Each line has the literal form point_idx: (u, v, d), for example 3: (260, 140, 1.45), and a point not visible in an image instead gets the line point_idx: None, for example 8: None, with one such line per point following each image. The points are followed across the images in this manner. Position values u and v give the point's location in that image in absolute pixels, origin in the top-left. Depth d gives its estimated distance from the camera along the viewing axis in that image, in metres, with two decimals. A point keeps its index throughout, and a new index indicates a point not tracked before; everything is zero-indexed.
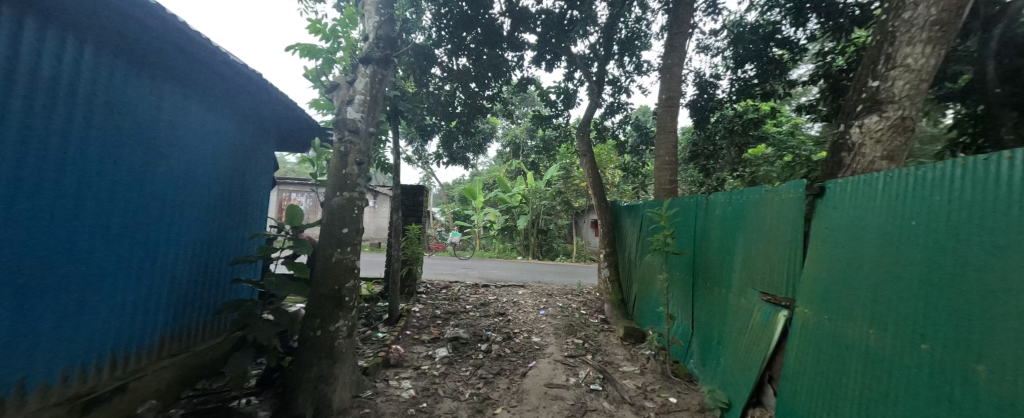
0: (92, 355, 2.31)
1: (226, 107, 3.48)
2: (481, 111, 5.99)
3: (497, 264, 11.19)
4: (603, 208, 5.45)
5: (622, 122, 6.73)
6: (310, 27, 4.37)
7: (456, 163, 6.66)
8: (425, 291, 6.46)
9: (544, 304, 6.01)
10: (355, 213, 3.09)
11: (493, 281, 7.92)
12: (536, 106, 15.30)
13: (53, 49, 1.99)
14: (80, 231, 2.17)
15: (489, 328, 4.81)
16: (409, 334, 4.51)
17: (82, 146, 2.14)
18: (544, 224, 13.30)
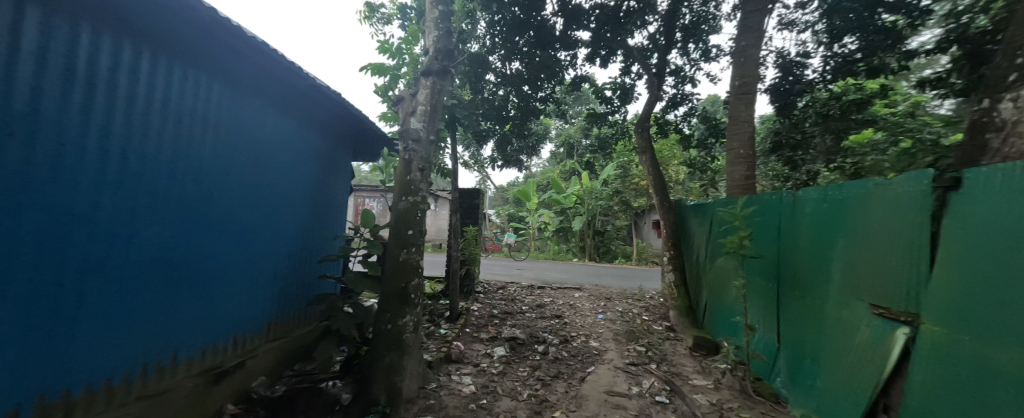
0: (210, 338, 2.70)
1: (313, 126, 3.87)
2: (534, 113, 5.98)
3: (553, 266, 11.11)
4: (667, 207, 5.12)
5: (687, 114, 6.29)
6: (380, 48, 4.70)
7: (510, 166, 6.72)
8: (482, 291, 6.61)
9: (603, 309, 5.81)
10: (419, 215, 3.23)
11: (548, 282, 7.86)
12: (591, 105, 14.91)
13: (182, 83, 2.36)
14: (201, 234, 2.55)
15: (546, 330, 4.75)
16: (469, 332, 4.62)
17: (202, 163, 2.51)
18: (601, 225, 12.93)
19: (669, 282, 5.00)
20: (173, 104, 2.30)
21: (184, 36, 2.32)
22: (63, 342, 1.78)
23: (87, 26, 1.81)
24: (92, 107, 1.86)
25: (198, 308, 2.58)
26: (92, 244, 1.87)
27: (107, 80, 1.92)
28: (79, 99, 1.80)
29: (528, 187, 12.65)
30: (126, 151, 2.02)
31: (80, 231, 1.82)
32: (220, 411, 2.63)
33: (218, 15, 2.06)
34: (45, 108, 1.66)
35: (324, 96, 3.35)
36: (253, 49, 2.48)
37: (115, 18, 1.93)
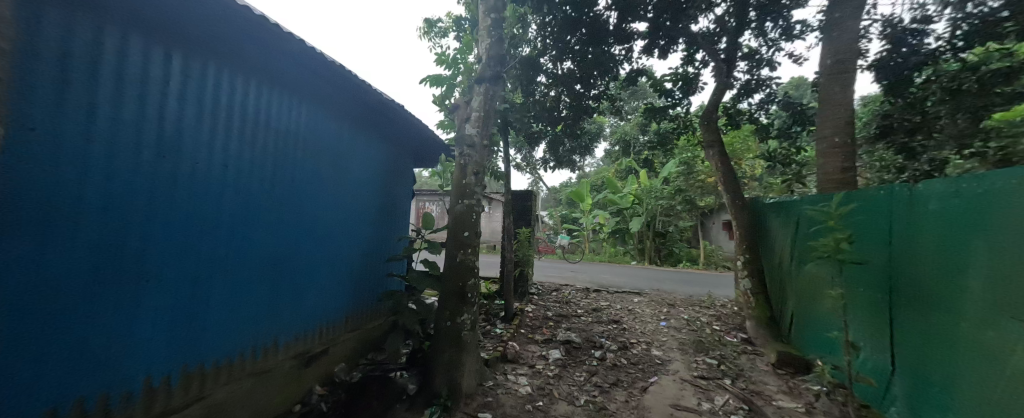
0: (290, 328, 3.01)
1: (379, 135, 4.15)
2: (586, 112, 5.83)
3: (609, 269, 10.76)
4: (739, 206, 4.67)
5: (763, 102, 5.70)
6: (437, 60, 4.91)
7: (562, 166, 6.62)
8: (536, 293, 6.57)
9: (665, 315, 5.47)
10: (474, 218, 3.28)
11: (605, 286, 7.61)
12: (648, 99, 14.18)
13: (265, 100, 2.71)
14: (281, 235, 2.87)
15: (603, 335, 4.57)
16: (524, 333, 4.60)
17: (280, 172, 2.85)
18: (662, 226, 12.22)
19: (744, 289, 4.55)
20: (268, 122, 2.73)
21: (277, 64, 2.75)
22: (174, 328, 2.13)
23: (209, 62, 2.27)
24: (210, 127, 2.30)
25: (287, 304, 2.97)
26: (194, 244, 2.21)
27: (207, 100, 2.28)
28: (188, 119, 2.15)
29: (581, 187, 12.35)
30: (233, 162, 2.46)
31: (184, 231, 2.15)
32: (308, 391, 3.12)
33: (300, 40, 2.41)
34: (179, 131, 2.10)
35: (390, 110, 3.68)
36: (329, 70, 2.84)
37: (227, 53, 2.38)
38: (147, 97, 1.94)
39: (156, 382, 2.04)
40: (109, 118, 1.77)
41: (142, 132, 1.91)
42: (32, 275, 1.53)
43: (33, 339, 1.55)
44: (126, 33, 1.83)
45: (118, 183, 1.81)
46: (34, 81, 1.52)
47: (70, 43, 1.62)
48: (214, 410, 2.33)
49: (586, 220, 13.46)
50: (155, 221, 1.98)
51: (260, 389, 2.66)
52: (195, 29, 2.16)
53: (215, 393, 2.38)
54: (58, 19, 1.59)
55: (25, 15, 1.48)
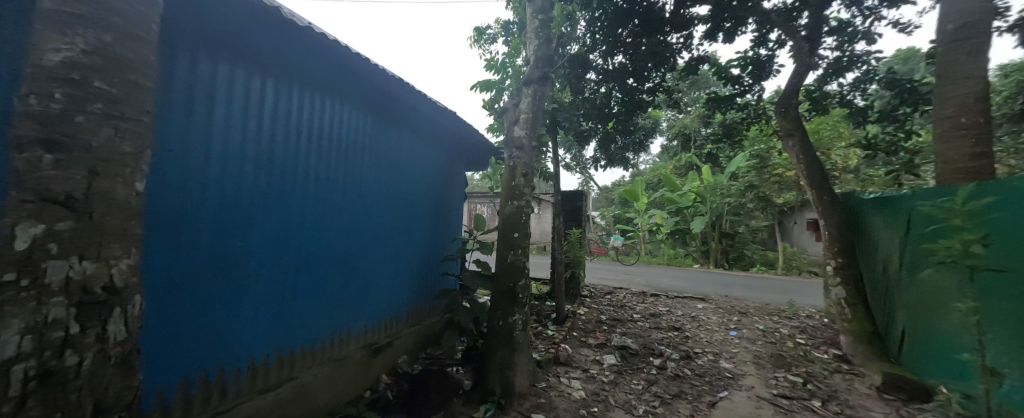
0: (361, 322, 3.24)
1: (437, 142, 4.33)
2: (640, 107, 5.53)
3: (668, 272, 10.16)
4: (827, 204, 4.14)
5: (857, 83, 5.03)
6: (487, 65, 4.96)
7: (613, 165, 6.37)
8: (589, 295, 6.38)
9: (735, 324, 5.01)
10: (524, 219, 3.25)
11: (664, 290, 7.20)
12: (710, 88, 13.12)
13: (339, 116, 2.99)
14: (353, 238, 3.12)
15: (662, 342, 4.29)
16: (576, 336, 4.47)
17: (352, 179, 3.10)
18: (729, 225, 11.35)
19: (836, 297, 4.00)
20: (343, 136, 3.02)
21: (351, 84, 3.04)
22: (266, 316, 2.44)
23: (295, 86, 2.60)
24: (296, 143, 2.62)
25: (359, 302, 3.21)
26: (279, 244, 2.50)
27: (293, 119, 2.59)
28: (277, 136, 2.47)
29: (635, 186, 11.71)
30: (314, 173, 2.76)
31: (270, 232, 2.44)
32: (377, 379, 3.31)
33: (367, 59, 2.64)
34: (271, 147, 2.43)
35: (448, 119, 3.86)
36: (394, 86, 3.06)
37: (309, 77, 2.71)
38: (246, 119, 2.27)
39: (258, 362, 2.38)
40: (218, 137, 2.12)
41: (242, 150, 2.25)
42: (164, 268, 1.89)
43: (162, 322, 1.90)
44: (231, 67, 2.17)
45: (224, 194, 2.16)
46: (168, 113, 1.88)
47: (192, 81, 1.98)
48: (301, 391, 2.59)
49: (641, 220, 12.84)
50: (252, 226, 2.33)
51: (338, 374, 2.90)
52: (281, 58, 2.48)
53: (301, 375, 2.65)
54: (186, 61, 1.95)
55: (163, 60, 1.85)
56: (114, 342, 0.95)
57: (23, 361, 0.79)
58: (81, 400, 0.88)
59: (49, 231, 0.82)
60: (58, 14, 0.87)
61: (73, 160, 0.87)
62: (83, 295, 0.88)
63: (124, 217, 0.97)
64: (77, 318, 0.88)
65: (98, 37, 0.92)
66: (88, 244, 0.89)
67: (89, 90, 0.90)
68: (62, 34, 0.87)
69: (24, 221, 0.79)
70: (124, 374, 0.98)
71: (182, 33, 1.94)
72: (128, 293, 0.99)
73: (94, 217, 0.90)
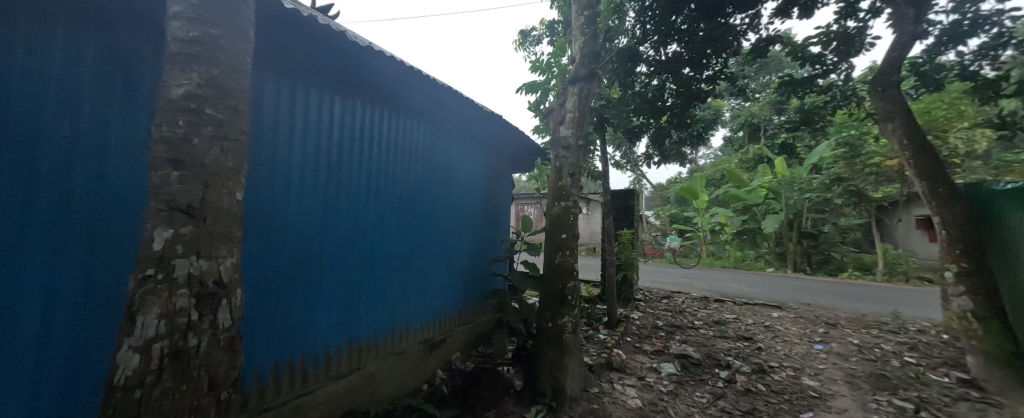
0: (419, 321, 3.36)
1: (486, 146, 4.38)
2: (699, 98, 5.16)
3: (734, 276, 9.35)
4: (944, 199, 3.52)
5: (980, 52, 4.24)
6: (532, 67, 4.93)
7: (668, 161, 6.03)
8: (643, 299, 6.08)
9: (821, 337, 4.46)
10: (571, 219, 3.15)
11: (731, 296, 6.64)
12: (783, 71, 11.84)
13: (398, 126, 3.13)
14: (411, 241, 3.24)
15: (728, 353, 3.93)
16: (630, 341, 4.25)
17: (409, 185, 3.23)
18: (811, 224, 10.20)
19: (961, 311, 3.40)
20: (402, 145, 3.16)
21: (408, 96, 3.18)
22: (339, 312, 2.61)
23: (359, 100, 2.77)
24: (362, 153, 2.79)
25: (418, 303, 3.33)
26: (348, 245, 2.66)
27: (358, 131, 2.76)
28: (345, 148, 2.65)
29: (692, 183, 10.95)
30: (378, 181, 2.91)
31: (340, 234, 2.60)
32: (433, 374, 3.38)
33: (424, 72, 2.75)
34: (341, 158, 2.61)
35: (497, 124, 3.89)
36: (447, 97, 3.17)
37: (372, 92, 2.87)
38: (320, 134, 2.46)
39: (331, 352, 2.54)
40: (298, 151, 2.32)
41: (317, 162, 2.44)
42: (256, 270, 2.09)
43: (258, 314, 2.11)
44: (308, 87, 2.37)
45: (303, 202, 2.35)
46: (259, 131, 2.09)
47: (277, 102, 2.19)
48: (368, 380, 2.73)
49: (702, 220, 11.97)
50: (326, 230, 2.50)
51: (400, 366, 3.02)
52: (349, 76, 2.65)
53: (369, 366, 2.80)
54: (272, 84, 2.16)
55: (253, 85, 2.06)
56: (222, 327, 1.02)
57: (160, 340, 0.89)
58: (202, 376, 0.96)
59: (175, 235, 0.92)
60: (180, 56, 0.97)
61: (192, 176, 0.95)
62: (200, 288, 0.97)
63: (228, 222, 1.04)
64: (196, 306, 0.96)
65: (208, 72, 1.00)
66: (203, 245, 0.97)
67: (203, 117, 0.98)
68: (183, 71, 0.97)
69: (159, 226, 0.90)
70: (231, 355, 1.04)
71: (269, 60, 2.15)
72: (233, 287, 1.06)
73: (207, 221, 0.98)
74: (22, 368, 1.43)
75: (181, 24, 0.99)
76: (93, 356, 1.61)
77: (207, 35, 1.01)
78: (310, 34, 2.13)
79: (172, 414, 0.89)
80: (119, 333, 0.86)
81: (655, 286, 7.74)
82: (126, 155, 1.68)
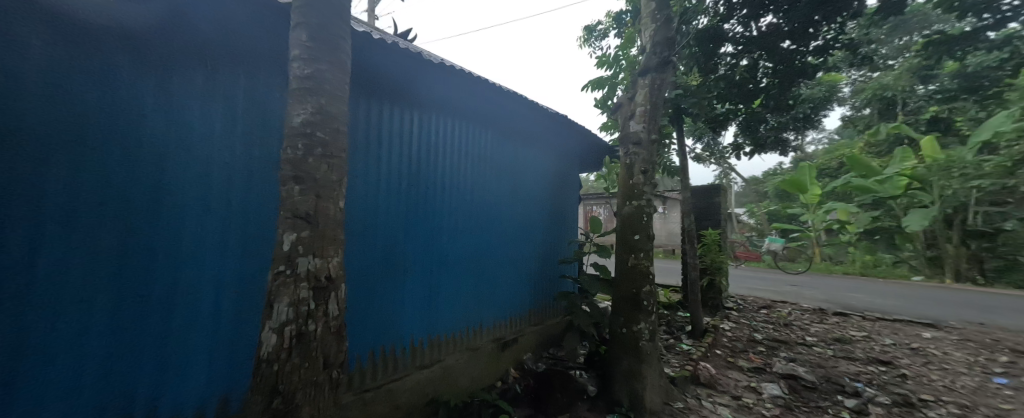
0: (491, 320, 3.47)
1: (551, 147, 4.36)
2: (804, 73, 4.50)
3: (857, 285, 7.96)
4: None
5: None
6: (598, 63, 4.79)
7: (763, 149, 5.34)
8: (736, 307, 5.50)
9: (1004, 369, 3.58)
10: (645, 219, 2.98)
11: (858, 310, 5.67)
12: (924, 29, 9.56)
13: (468, 135, 3.28)
14: (482, 243, 3.37)
15: (855, 378, 3.34)
16: (721, 355, 3.87)
17: (479, 190, 3.36)
18: (984, 221, 7.96)
19: None
20: (472, 152, 3.31)
21: (477, 107, 3.32)
22: (421, 308, 2.82)
23: (433, 114, 2.97)
24: (437, 163, 2.99)
25: (491, 302, 3.47)
26: (427, 248, 2.86)
27: (434, 143, 2.96)
28: (423, 159, 2.87)
29: (799, 175, 9.47)
30: (453, 188, 3.11)
31: (420, 236, 2.81)
32: (506, 371, 3.47)
33: (492, 82, 2.86)
34: (419, 169, 2.83)
35: (563, 125, 3.86)
36: (514, 104, 3.25)
37: (444, 106, 3.06)
38: (402, 148, 2.71)
39: (416, 343, 2.76)
40: (385, 164, 2.57)
41: (399, 173, 2.67)
42: (354, 270, 2.36)
43: (357, 308, 2.38)
44: (390, 107, 2.62)
45: (390, 209, 2.59)
46: (355, 149, 2.37)
47: (368, 121, 2.45)
48: (447, 372, 2.90)
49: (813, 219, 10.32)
50: (410, 235, 2.73)
51: (475, 361, 3.16)
52: (425, 93, 2.86)
53: (447, 359, 2.97)
54: (364, 108, 2.43)
55: (350, 109, 2.35)
56: (331, 316, 1.14)
57: (290, 324, 1.05)
58: (318, 358, 1.09)
59: (297, 238, 1.08)
60: (298, 90, 1.15)
61: (308, 188, 1.11)
62: (314, 282, 1.11)
63: (334, 226, 1.17)
64: (314, 298, 1.10)
65: (318, 101, 1.16)
66: (313, 246, 1.11)
67: (315, 139, 1.14)
68: (301, 103, 1.14)
69: (286, 231, 1.08)
70: (339, 340, 1.16)
71: (360, 86, 2.42)
72: (339, 283, 1.19)
73: (319, 226, 1.13)
74: (203, 346, 1.81)
75: (299, 64, 1.16)
76: (244, 341, 1.96)
77: (317, 70, 1.17)
78: (394, 60, 2.36)
79: (299, 386, 1.04)
80: (262, 316, 1.06)
81: (750, 294, 6.93)
82: (263, 174, 2.03)
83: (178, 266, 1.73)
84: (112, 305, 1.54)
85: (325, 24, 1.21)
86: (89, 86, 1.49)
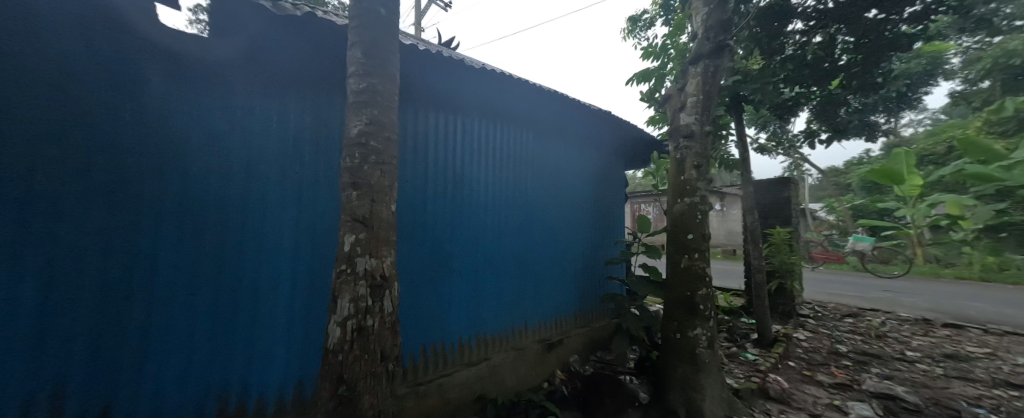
0: (538, 320, 3.49)
1: (595, 145, 4.26)
2: (896, 46, 3.93)
3: (977, 293, 6.87)
4: None
5: None
6: (644, 54, 4.62)
7: (845, 136, 4.84)
8: (813, 316, 5.03)
9: None
10: (699, 217, 2.82)
11: (978, 322, 4.90)
12: None
13: (510, 137, 3.32)
14: (527, 243, 3.40)
15: (966, 401, 2.89)
16: (795, 368, 3.55)
17: (523, 192, 3.39)
18: None
19: None
20: (515, 154, 3.35)
21: (518, 109, 3.35)
22: (469, 308, 2.90)
23: (476, 119, 3.05)
24: (482, 166, 3.06)
25: (539, 302, 3.51)
26: (474, 249, 2.95)
27: (478, 146, 3.05)
28: (469, 162, 2.96)
29: (891, 163, 7.90)
30: (499, 190, 3.18)
31: (467, 238, 2.91)
32: (553, 373, 3.46)
33: (533, 83, 2.87)
34: (464, 173, 2.92)
35: (606, 121, 3.76)
36: (556, 104, 3.26)
37: (487, 110, 3.13)
38: (448, 153, 2.81)
39: (464, 341, 2.85)
40: (432, 169, 2.69)
41: (446, 177, 2.78)
42: (406, 269, 2.51)
43: (410, 306, 2.52)
44: (436, 114, 2.74)
45: (438, 212, 2.71)
46: (404, 156, 2.51)
47: (415, 129, 2.59)
48: (493, 371, 2.96)
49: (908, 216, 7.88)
50: (458, 236, 2.84)
51: (521, 361, 3.19)
52: (468, 98, 2.95)
53: (494, 358, 3.03)
54: (412, 116, 2.57)
55: (399, 119, 2.50)
56: (386, 312, 1.21)
57: (351, 319, 1.15)
58: (376, 352, 1.17)
59: (356, 240, 1.18)
60: (355, 103, 1.25)
61: (364, 193, 1.20)
62: (371, 281, 1.19)
63: (387, 228, 1.25)
64: (371, 296, 1.18)
65: (372, 113, 1.25)
66: (368, 246, 1.19)
67: (369, 148, 1.23)
68: (357, 115, 1.24)
69: (347, 233, 1.19)
70: (394, 335, 1.23)
71: (408, 97, 2.58)
72: (393, 282, 1.25)
73: (375, 228, 1.21)
74: (281, 337, 2.03)
75: (355, 79, 1.26)
76: (317, 334, 2.17)
77: (370, 84, 1.26)
78: (437, 70, 2.48)
79: (360, 376, 1.13)
80: (328, 311, 1.17)
81: (831, 301, 6.25)
82: (326, 181, 2.22)
83: (260, 264, 1.97)
84: (211, 297, 1.82)
85: (377, 41, 1.30)
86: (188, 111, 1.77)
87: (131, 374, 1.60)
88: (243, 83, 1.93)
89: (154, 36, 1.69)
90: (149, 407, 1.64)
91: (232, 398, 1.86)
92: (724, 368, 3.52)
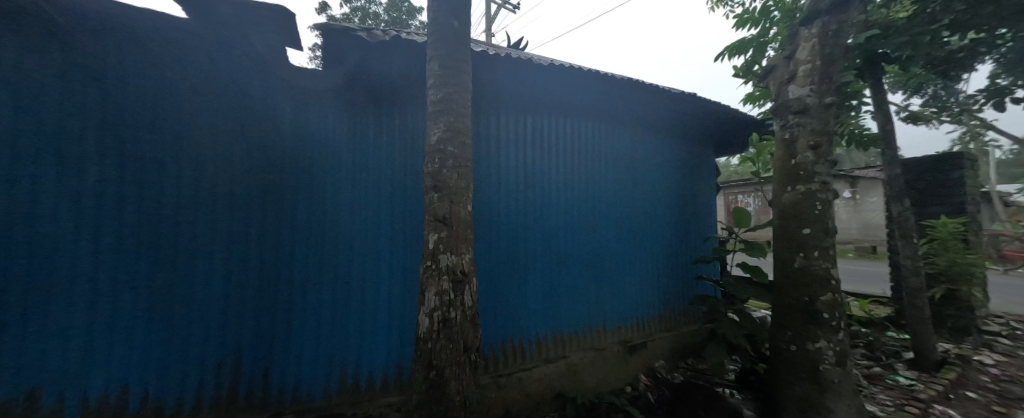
0: (619, 320, 3.39)
1: (677, 133, 3.95)
2: None
3: None
4: None
5: None
6: (739, 23, 4.15)
7: None
8: (1008, 336, 3.90)
9: None
10: (818, 208, 2.44)
11: None
12: None
13: (582, 131, 3.24)
14: (604, 240, 3.30)
15: None
16: (975, 398, 2.82)
17: (600, 188, 3.30)
18: None
19: None
20: (587, 149, 3.26)
21: (590, 102, 3.25)
22: (548, 305, 2.94)
23: (547, 116, 3.05)
24: (554, 163, 3.05)
25: (621, 301, 3.41)
26: (550, 246, 2.98)
27: (550, 144, 3.05)
28: (541, 161, 2.98)
29: None
30: (574, 186, 3.14)
31: (544, 236, 2.94)
32: (636, 377, 3.32)
33: (605, 73, 2.76)
34: (536, 171, 2.94)
35: (688, 104, 3.45)
36: (632, 92, 3.08)
37: (558, 106, 3.10)
38: (520, 153, 2.87)
39: (542, 337, 2.89)
40: (506, 170, 2.78)
41: (519, 177, 2.84)
42: (486, 266, 2.64)
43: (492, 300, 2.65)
44: (507, 116, 2.82)
45: (512, 211, 2.78)
46: (478, 160, 2.66)
47: (487, 132, 2.71)
48: (572, 370, 2.95)
49: None
50: (534, 233, 2.89)
51: (601, 362, 3.13)
52: (537, 97, 2.97)
53: (572, 357, 3.02)
54: (484, 121, 2.70)
55: (472, 124, 2.65)
56: (465, 305, 1.28)
57: (437, 310, 1.25)
58: (458, 343, 1.25)
59: (438, 238, 1.28)
60: (434, 113, 1.36)
61: (445, 195, 1.30)
62: (454, 275, 1.27)
63: (465, 226, 1.32)
64: (452, 289, 1.27)
65: (447, 120, 1.34)
66: (447, 243, 1.28)
67: (446, 153, 1.32)
68: (435, 124, 1.35)
69: (428, 231, 1.30)
70: (474, 326, 1.29)
71: (479, 102, 2.71)
72: (470, 277, 1.31)
73: (454, 227, 1.30)
74: (386, 326, 2.29)
75: (432, 91, 1.38)
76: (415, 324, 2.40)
77: (445, 93, 1.36)
78: (507, 73, 2.56)
79: (446, 364, 1.22)
80: (418, 303, 1.29)
81: None
82: (415, 187, 2.41)
83: (365, 260, 2.25)
84: (331, 289, 2.16)
85: (450, 52, 1.39)
86: (305, 136, 2.12)
87: (280, 347, 2.01)
88: (347, 105, 2.24)
89: (276, 77, 2.06)
90: (292, 374, 2.03)
91: (349, 374, 2.17)
92: (865, 393, 2.97)
